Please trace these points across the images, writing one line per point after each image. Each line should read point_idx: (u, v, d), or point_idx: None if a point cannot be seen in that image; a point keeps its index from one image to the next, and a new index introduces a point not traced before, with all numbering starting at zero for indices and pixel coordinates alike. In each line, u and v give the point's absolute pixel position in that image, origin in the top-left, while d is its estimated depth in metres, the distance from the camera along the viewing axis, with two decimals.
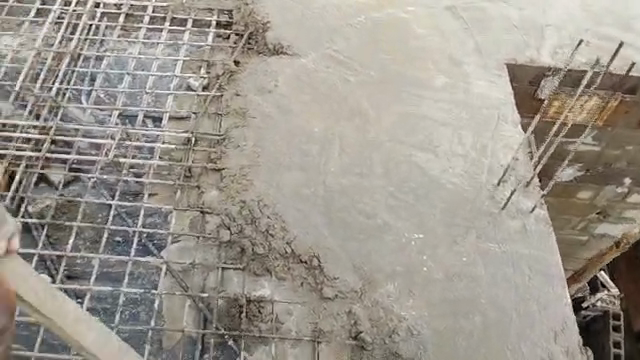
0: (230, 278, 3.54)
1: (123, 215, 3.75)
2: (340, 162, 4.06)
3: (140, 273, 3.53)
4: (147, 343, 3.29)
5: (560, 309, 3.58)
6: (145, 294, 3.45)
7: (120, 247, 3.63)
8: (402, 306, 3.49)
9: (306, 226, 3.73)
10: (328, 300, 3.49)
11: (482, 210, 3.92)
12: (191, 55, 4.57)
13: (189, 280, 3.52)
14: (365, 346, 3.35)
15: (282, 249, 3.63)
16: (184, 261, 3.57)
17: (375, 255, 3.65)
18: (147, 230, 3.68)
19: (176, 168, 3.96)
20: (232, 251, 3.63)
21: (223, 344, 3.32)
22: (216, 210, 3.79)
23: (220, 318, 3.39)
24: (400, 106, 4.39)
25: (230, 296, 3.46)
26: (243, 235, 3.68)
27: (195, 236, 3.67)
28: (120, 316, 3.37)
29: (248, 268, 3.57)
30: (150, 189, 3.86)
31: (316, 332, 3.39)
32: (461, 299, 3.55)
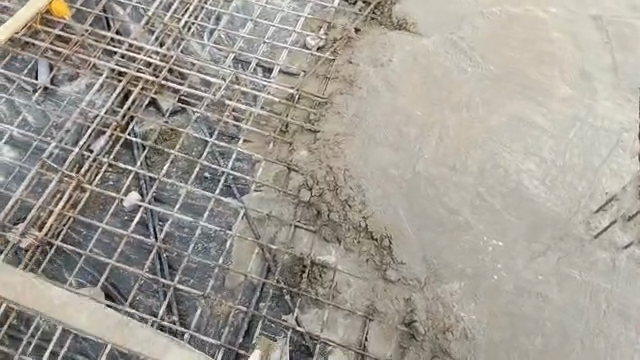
0: (300, 237, 3.61)
1: (216, 154, 3.90)
2: (435, 150, 3.96)
3: (220, 211, 3.68)
4: (212, 277, 3.48)
5: (632, 353, 3.36)
6: (219, 232, 3.60)
7: (207, 182, 3.79)
8: (463, 307, 3.40)
9: (386, 205, 3.71)
10: (390, 282, 3.47)
11: (573, 233, 3.70)
12: (315, 14, 4.62)
13: (262, 229, 3.63)
14: (416, 335, 3.32)
15: (356, 222, 3.63)
16: (261, 211, 3.68)
17: (447, 251, 3.57)
18: (234, 173, 3.81)
19: (274, 121, 4.05)
20: (308, 212, 3.69)
21: (279, 296, 3.43)
22: (302, 169, 3.84)
23: (282, 272, 3.49)
24: (513, 108, 4.18)
25: (296, 254, 3.54)
26: (322, 199, 3.71)
27: (277, 190, 3.76)
28: (194, 247, 3.56)
29: (319, 232, 3.62)
30: (245, 135, 3.98)
31: (370, 309, 3.40)
32: (526, 316, 3.40)
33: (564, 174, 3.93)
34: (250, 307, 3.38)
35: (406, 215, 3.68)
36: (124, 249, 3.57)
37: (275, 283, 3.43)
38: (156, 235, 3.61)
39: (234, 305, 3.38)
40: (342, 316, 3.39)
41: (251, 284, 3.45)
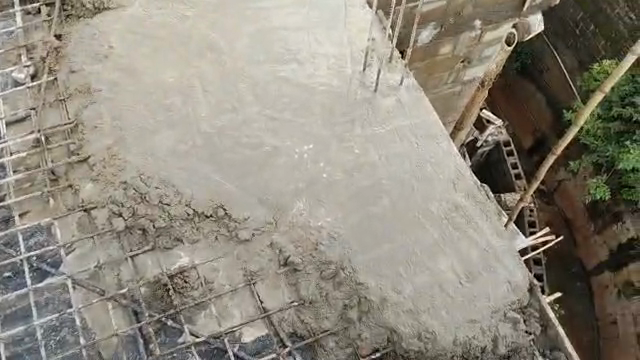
0: (144, 262, 3.40)
1: (2, 248, 3.40)
2: (206, 103, 3.85)
3: (47, 297, 3.27)
4: None
5: (452, 160, 3.75)
6: (62, 317, 3.21)
7: (14, 281, 3.31)
8: (317, 217, 3.53)
9: (197, 180, 3.59)
10: (247, 242, 3.47)
11: (358, 99, 3.92)
12: (5, 45, 4.16)
13: (102, 282, 3.33)
14: (297, 268, 3.41)
15: (184, 213, 3.50)
16: (88, 267, 3.35)
17: (274, 182, 3.61)
18: (34, 253, 3.37)
19: (38, 175, 3.62)
20: (134, 236, 3.46)
21: (163, 326, 3.22)
22: (100, 202, 3.53)
23: (150, 304, 3.27)
24: (248, 25, 4.18)
25: (151, 279, 3.33)
26: (138, 215, 3.48)
27: (90, 237, 3.42)
28: (47, 349, 3.14)
29: (157, 246, 3.43)
30: (19, 210, 3.53)
31: (248, 276, 3.39)
32: (364, 188, 3.62)
33: (325, 54, 4.09)
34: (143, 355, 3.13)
35: (220, 179, 3.60)
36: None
37: (151, 315, 3.22)
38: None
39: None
40: (231, 299, 3.35)
41: (128, 336, 3.19)
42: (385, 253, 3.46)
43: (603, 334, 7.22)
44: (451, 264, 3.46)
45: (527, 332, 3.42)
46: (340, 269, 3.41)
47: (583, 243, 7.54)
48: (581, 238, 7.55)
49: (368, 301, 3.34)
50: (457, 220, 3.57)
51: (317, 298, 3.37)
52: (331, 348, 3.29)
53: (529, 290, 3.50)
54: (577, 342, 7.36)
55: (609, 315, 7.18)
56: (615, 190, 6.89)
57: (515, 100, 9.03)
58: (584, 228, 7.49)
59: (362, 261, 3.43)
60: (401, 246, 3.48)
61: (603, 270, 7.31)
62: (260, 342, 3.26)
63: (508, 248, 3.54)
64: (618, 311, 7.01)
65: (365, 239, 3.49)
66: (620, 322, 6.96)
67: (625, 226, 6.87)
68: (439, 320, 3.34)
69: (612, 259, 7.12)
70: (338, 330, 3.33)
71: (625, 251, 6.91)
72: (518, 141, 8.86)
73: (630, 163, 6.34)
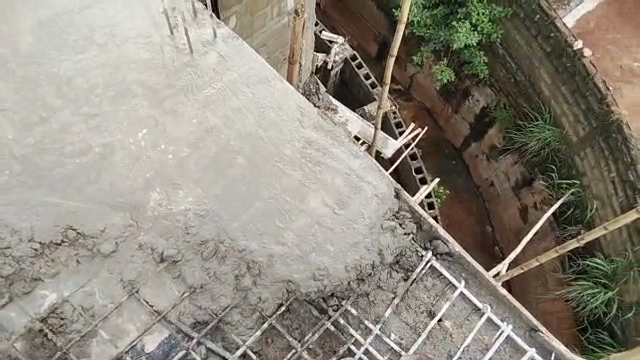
0: (7, 316, 3.09)
1: None
2: (11, 123, 3.46)
3: None
4: None
5: (292, 98, 3.71)
6: None
7: None
8: (178, 201, 3.40)
9: (32, 210, 3.27)
10: (113, 253, 3.26)
11: (178, 65, 3.71)
12: None
13: None
14: (176, 259, 3.30)
15: (30, 251, 3.19)
16: None
17: (119, 181, 3.40)
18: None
19: None
20: None
21: None
22: None
23: (30, 355, 3.04)
24: (28, 19, 3.75)
25: (23, 331, 3.07)
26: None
27: None
28: None
29: (14, 294, 3.12)
30: None
31: (128, 286, 3.23)
32: (214, 157, 3.52)
33: (125, 29, 3.80)
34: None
35: (61, 198, 3.32)
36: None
37: None
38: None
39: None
40: (120, 316, 3.18)
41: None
42: (257, 213, 3.44)
43: (486, 197, 7.21)
44: (321, 198, 3.52)
45: (406, 234, 3.62)
46: (219, 244, 3.36)
47: (447, 124, 7.56)
48: (444, 122, 7.59)
49: (256, 264, 3.36)
50: (313, 156, 3.60)
51: (207, 280, 3.31)
52: (239, 321, 3.29)
53: (396, 196, 3.67)
54: (466, 212, 7.31)
55: (485, 180, 7.17)
56: (458, 68, 6.85)
57: (351, 13, 8.44)
58: (442, 112, 7.53)
59: (238, 227, 3.40)
60: (271, 200, 3.48)
61: (470, 143, 7.30)
62: (166, 344, 3.18)
63: (368, 164, 3.65)
64: (491, 173, 7.02)
65: (232, 205, 3.44)
66: (497, 182, 6.95)
67: (475, 99, 6.94)
68: (327, 255, 3.45)
69: (473, 131, 7.15)
70: (238, 301, 3.32)
71: (483, 121, 6.95)
72: (364, 51, 8.49)
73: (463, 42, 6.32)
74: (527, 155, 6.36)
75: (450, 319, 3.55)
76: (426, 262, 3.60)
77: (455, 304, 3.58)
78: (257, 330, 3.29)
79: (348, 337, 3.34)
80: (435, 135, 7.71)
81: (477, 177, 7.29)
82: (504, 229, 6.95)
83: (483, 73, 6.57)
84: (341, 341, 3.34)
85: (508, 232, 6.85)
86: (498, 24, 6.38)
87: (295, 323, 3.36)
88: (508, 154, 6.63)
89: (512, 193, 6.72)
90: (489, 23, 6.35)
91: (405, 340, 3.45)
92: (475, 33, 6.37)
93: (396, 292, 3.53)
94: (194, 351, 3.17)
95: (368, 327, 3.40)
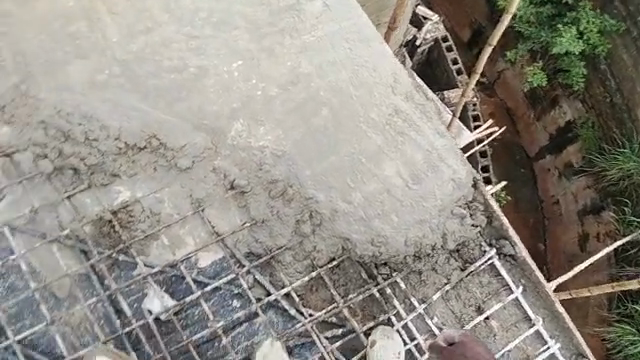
0: (82, 201, 3.27)
1: None
2: (115, 26, 3.40)
3: None
4: (42, 303, 3.03)
5: (388, 63, 3.60)
6: (6, 264, 3.07)
7: None
8: (258, 137, 3.44)
9: (123, 112, 3.38)
10: (189, 169, 3.37)
11: (284, 7, 3.54)
12: None
13: (42, 226, 3.19)
14: (245, 190, 3.38)
15: (114, 148, 3.34)
16: (23, 213, 3.18)
17: (206, 105, 3.42)
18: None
19: None
20: (66, 176, 3.29)
21: (115, 261, 3.18)
22: (20, 145, 3.28)
23: (96, 241, 3.20)
24: None
25: (93, 217, 3.23)
26: (66, 155, 3.29)
27: (18, 182, 3.23)
28: None
29: (93, 183, 3.29)
30: None
31: (196, 203, 3.35)
32: (302, 102, 3.48)
33: None
34: (101, 288, 3.10)
35: (151, 108, 3.39)
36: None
37: (102, 252, 3.17)
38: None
39: (85, 303, 3.05)
40: (182, 229, 3.31)
41: (82, 274, 3.12)
42: (331, 166, 3.44)
43: (547, 214, 6.71)
44: (397, 168, 3.48)
45: (474, 225, 3.56)
46: (287, 187, 3.40)
47: (525, 130, 6.94)
48: (522, 126, 6.95)
49: (319, 214, 3.39)
50: (399, 126, 3.54)
51: (269, 217, 3.37)
52: (289, 263, 3.34)
53: (473, 185, 3.60)
54: (523, 227, 6.77)
55: (552, 197, 6.67)
56: (552, 76, 6.37)
57: None
58: (523, 115, 6.92)
59: (309, 176, 3.42)
60: (347, 158, 3.45)
61: (544, 156, 6.79)
62: (218, 265, 3.27)
63: (451, 146, 3.59)
64: (560, 191, 6.54)
65: (308, 153, 3.43)
66: (564, 203, 6.48)
67: (563, 110, 6.43)
68: (390, 224, 3.43)
69: (551, 144, 6.63)
70: (294, 245, 3.36)
71: (566, 137, 6.44)
72: (454, 35, 7.44)
73: (565, 47, 5.94)
74: (603, 182, 5.96)
75: (497, 320, 3.47)
76: (487, 259, 3.53)
77: (505, 307, 3.49)
78: (305, 275, 3.33)
79: (391, 308, 3.33)
80: (509, 138, 7.03)
81: (544, 191, 6.80)
82: (559, 249, 6.49)
83: (577, 86, 6.10)
84: (383, 310, 3.33)
85: (560, 257, 6.43)
86: (606, 38, 6.00)
87: (342, 280, 3.38)
88: (583, 176, 6.19)
89: (578, 217, 6.32)
90: (598, 34, 5.95)
91: (446, 326, 3.39)
92: (580, 41, 5.97)
93: (449, 278, 3.48)
94: (242, 278, 3.25)
95: (413, 304, 3.37)
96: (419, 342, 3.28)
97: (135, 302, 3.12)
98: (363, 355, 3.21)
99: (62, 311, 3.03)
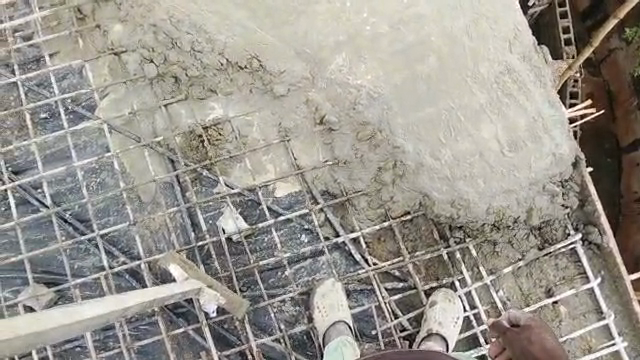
0: (177, 112, 3.35)
1: (36, 88, 3.33)
2: None
3: (85, 141, 3.30)
4: (128, 203, 3.22)
5: (511, 16, 3.37)
6: (101, 161, 3.26)
7: (50, 124, 3.32)
8: (356, 75, 3.28)
9: (229, 27, 3.29)
10: (282, 97, 3.32)
11: None
12: None
13: (137, 130, 3.32)
14: (333, 128, 3.30)
15: (217, 63, 3.30)
16: (123, 114, 3.32)
17: (311, 33, 3.29)
18: (67, 97, 3.30)
19: (63, 13, 3.40)
20: (166, 83, 3.34)
21: (198, 176, 3.29)
22: (128, 47, 3.34)
23: (184, 153, 3.30)
24: None
25: (185, 130, 3.31)
26: (170, 62, 3.31)
27: (123, 83, 3.34)
28: (88, 190, 3.24)
29: (190, 95, 3.34)
30: (48, 50, 3.38)
31: (283, 133, 3.34)
32: (410, 46, 3.30)
33: None
34: (180, 199, 3.24)
35: (255, 28, 3.29)
36: (33, 238, 3.18)
37: (188, 165, 3.26)
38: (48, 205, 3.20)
39: (165, 211, 3.20)
40: (267, 156, 3.35)
41: (167, 183, 3.26)
42: (425, 118, 3.28)
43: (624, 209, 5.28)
44: (495, 132, 3.29)
45: (563, 206, 3.36)
46: (376, 132, 3.27)
47: (623, 118, 5.41)
48: (621, 113, 5.41)
49: (403, 166, 3.28)
50: (509, 87, 3.31)
51: (352, 159, 3.31)
52: (363, 209, 3.32)
53: (573, 164, 3.36)
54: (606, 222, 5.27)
55: (634, 193, 5.27)
56: None
57: None
58: (625, 101, 5.34)
59: (402, 126, 3.27)
60: (447, 112, 3.28)
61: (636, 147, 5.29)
62: (293, 198, 3.33)
63: (558, 119, 3.33)
64: None
65: (407, 100, 3.27)
66: None
67: None
68: (475, 189, 3.28)
69: None
70: (371, 191, 3.32)
71: None
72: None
73: None
74: None
75: (566, 306, 3.33)
76: (570, 243, 3.34)
77: (577, 295, 3.33)
78: (376, 224, 3.31)
79: (457, 272, 3.28)
80: (602, 124, 5.52)
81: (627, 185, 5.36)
82: (631, 248, 5.03)
83: None
84: (447, 273, 3.29)
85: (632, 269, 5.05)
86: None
87: (412, 235, 3.34)
88: None
89: None
90: None
91: (510, 302, 3.31)
92: None
93: (524, 255, 3.35)
94: (314, 214, 3.29)
95: (481, 273, 3.29)
96: (478, 312, 3.26)
97: (211, 218, 3.25)
98: (420, 313, 3.23)
99: (144, 214, 3.22)
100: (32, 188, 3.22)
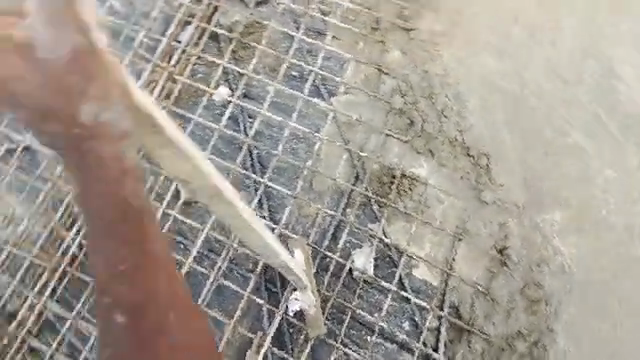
0: (391, 146, 3.15)
1: (304, 53, 3.28)
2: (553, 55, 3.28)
3: (312, 116, 3.18)
4: (300, 179, 3.07)
5: None
6: (308, 134, 3.13)
7: (294, 82, 3.23)
8: (563, 240, 3.03)
9: (486, 117, 3.19)
10: (483, 204, 3.08)
11: None
12: None
13: (350, 134, 3.16)
14: (505, 263, 3.00)
15: (452, 136, 3.17)
16: (350, 117, 3.18)
17: (554, 175, 3.12)
18: (323, 73, 3.22)
19: (363, 15, 3.35)
20: (399, 120, 3.18)
21: (366, 204, 3.07)
22: (393, 72, 3.27)
23: (368, 181, 3.09)
24: None
25: (384, 163, 3.12)
26: (414, 106, 3.20)
27: (366, 93, 3.21)
28: (283, 147, 3.10)
29: (412, 143, 3.15)
30: (333, 31, 3.33)
31: (459, 230, 3.05)
32: (625, 256, 3.02)
33: None
34: (337, 211, 3.04)
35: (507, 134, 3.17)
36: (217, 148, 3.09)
37: (358, 193, 3.07)
38: (246, 132, 3.13)
39: (322, 207, 3.02)
40: (427, 234, 3.05)
41: (338, 190, 3.08)
42: (594, 328, 2.94)
43: None
44: None
45: None
46: (543, 301, 2.97)
47: None
48: None
49: (543, 350, 2.92)
50: None
51: (501, 303, 2.96)
52: (475, 351, 2.91)
53: None
54: None
55: None
56: None
57: None
58: None
59: (564, 314, 2.96)
60: (617, 338, 2.93)
61: None
62: (425, 285, 3.00)
63: None
64: None
65: (589, 300, 2.97)
66: None
67: None
68: None
69: None
70: (494, 343, 2.92)
71: None
72: None
73: None
74: None
75: None
76: None
77: None
78: None
79: None
80: None
81: None
82: None
83: None
84: None
85: None
86: None
87: None
88: None
89: None
90: None
91: None
92: None
93: None
94: (431, 315, 2.94)
95: None
96: None
97: (348, 242, 3.02)
98: None
99: (305, 197, 3.05)
100: (244, 110, 3.16)
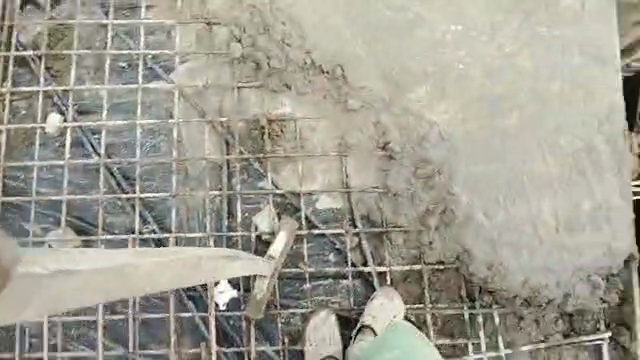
0: (247, 96, 3.15)
1: (122, 35, 3.20)
2: None
3: (152, 100, 3.12)
4: (173, 173, 3.05)
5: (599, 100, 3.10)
6: (162, 124, 3.09)
7: (126, 74, 3.16)
8: (433, 112, 3.07)
9: (320, 28, 3.11)
10: (352, 112, 3.12)
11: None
12: None
13: (204, 103, 3.14)
14: (393, 157, 3.09)
15: (300, 60, 3.13)
16: (195, 84, 3.14)
17: (392, 51, 3.09)
18: (150, 52, 3.17)
19: None
20: (246, 67, 3.17)
21: (248, 166, 3.10)
22: (223, 20, 3.18)
23: (243, 140, 3.12)
24: None
25: (249, 116, 3.13)
26: (256, 48, 3.16)
27: (205, 53, 3.17)
28: (141, 149, 3.08)
29: (266, 84, 3.16)
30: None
31: (342, 146, 3.13)
32: (475, 105, 3.08)
33: None
34: (225, 182, 3.06)
35: (351, 29, 3.10)
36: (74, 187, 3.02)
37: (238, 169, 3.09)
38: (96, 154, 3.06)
39: (207, 192, 3.03)
40: (303, 164, 3.12)
41: (216, 165, 3.07)
42: (480, 174, 3.06)
43: None
44: (541, 211, 3.05)
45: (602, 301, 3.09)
46: (436, 172, 3.06)
47: None
48: None
49: (452, 215, 3.06)
50: (540, 177, 3.06)
51: (403, 192, 3.09)
52: (400, 245, 3.08)
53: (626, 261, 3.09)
54: None
55: None
56: None
57: None
58: None
59: (464, 172, 3.05)
60: (513, 172, 3.05)
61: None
62: (331, 213, 3.12)
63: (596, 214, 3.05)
64: None
65: (478, 151, 3.05)
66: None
67: None
68: (517, 259, 3.05)
69: None
70: (411, 229, 3.08)
71: None
72: None
73: None
74: None
75: None
76: (598, 338, 3.07)
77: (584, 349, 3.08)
78: (407, 262, 3.07)
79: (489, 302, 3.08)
80: None
81: None
82: None
83: None
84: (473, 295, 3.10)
85: None
86: None
87: (437, 285, 3.07)
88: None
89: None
90: None
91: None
92: None
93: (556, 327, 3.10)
94: (348, 237, 3.08)
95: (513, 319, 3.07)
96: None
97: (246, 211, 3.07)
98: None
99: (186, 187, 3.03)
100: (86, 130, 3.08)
